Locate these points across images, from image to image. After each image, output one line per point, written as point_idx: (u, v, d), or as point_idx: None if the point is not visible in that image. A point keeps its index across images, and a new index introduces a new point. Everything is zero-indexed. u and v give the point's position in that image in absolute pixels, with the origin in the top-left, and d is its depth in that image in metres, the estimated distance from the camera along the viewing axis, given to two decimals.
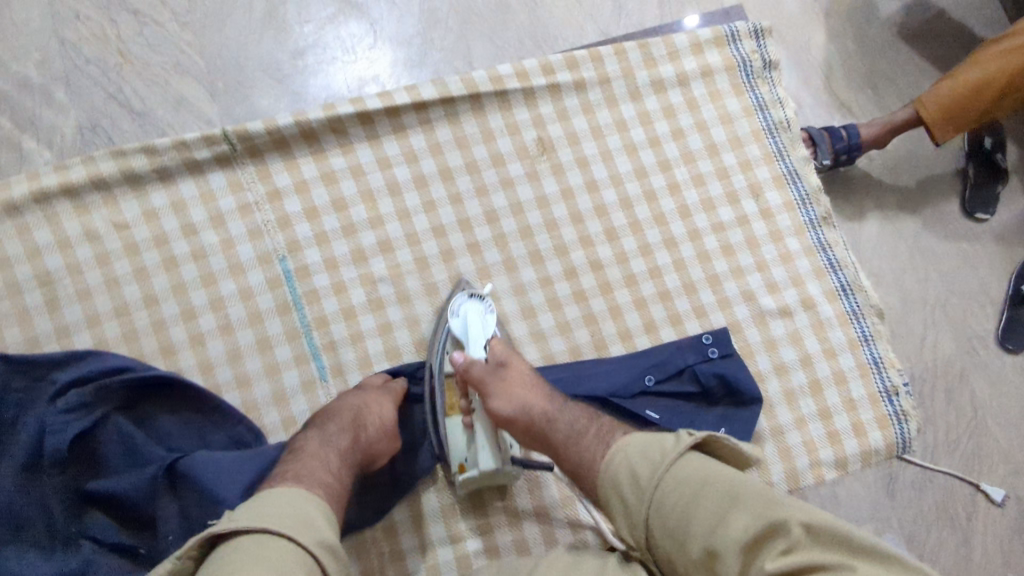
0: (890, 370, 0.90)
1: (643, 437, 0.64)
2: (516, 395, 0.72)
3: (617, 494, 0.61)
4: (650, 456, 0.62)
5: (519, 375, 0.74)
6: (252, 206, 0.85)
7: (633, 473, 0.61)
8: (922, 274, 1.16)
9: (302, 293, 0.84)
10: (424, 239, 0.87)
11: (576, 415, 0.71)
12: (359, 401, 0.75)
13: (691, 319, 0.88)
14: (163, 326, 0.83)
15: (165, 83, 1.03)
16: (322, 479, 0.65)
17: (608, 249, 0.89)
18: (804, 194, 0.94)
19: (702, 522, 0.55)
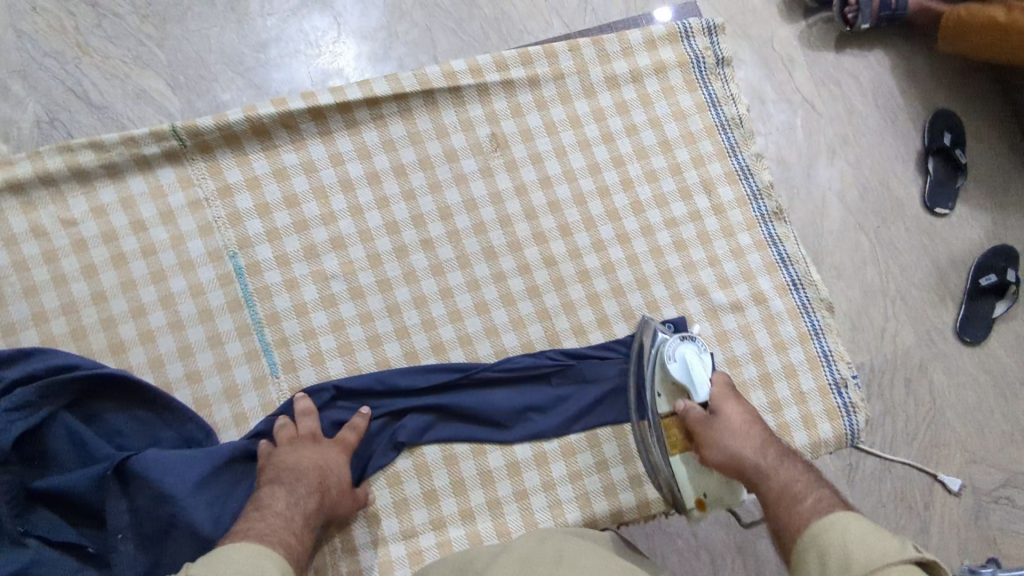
0: (840, 363, 0.91)
1: (867, 528, 0.61)
2: (736, 443, 0.73)
3: (818, 557, 0.61)
4: (874, 547, 0.58)
5: (738, 415, 0.76)
6: (203, 201, 0.85)
7: (843, 559, 0.58)
8: (885, 269, 1.18)
9: (253, 289, 0.84)
10: (377, 235, 0.87)
11: (775, 457, 0.73)
12: (323, 458, 0.75)
13: (645, 313, 0.88)
14: (111, 322, 0.82)
15: (123, 76, 1.02)
16: (285, 538, 0.67)
17: (563, 245, 0.89)
18: (756, 190, 0.95)
19: None
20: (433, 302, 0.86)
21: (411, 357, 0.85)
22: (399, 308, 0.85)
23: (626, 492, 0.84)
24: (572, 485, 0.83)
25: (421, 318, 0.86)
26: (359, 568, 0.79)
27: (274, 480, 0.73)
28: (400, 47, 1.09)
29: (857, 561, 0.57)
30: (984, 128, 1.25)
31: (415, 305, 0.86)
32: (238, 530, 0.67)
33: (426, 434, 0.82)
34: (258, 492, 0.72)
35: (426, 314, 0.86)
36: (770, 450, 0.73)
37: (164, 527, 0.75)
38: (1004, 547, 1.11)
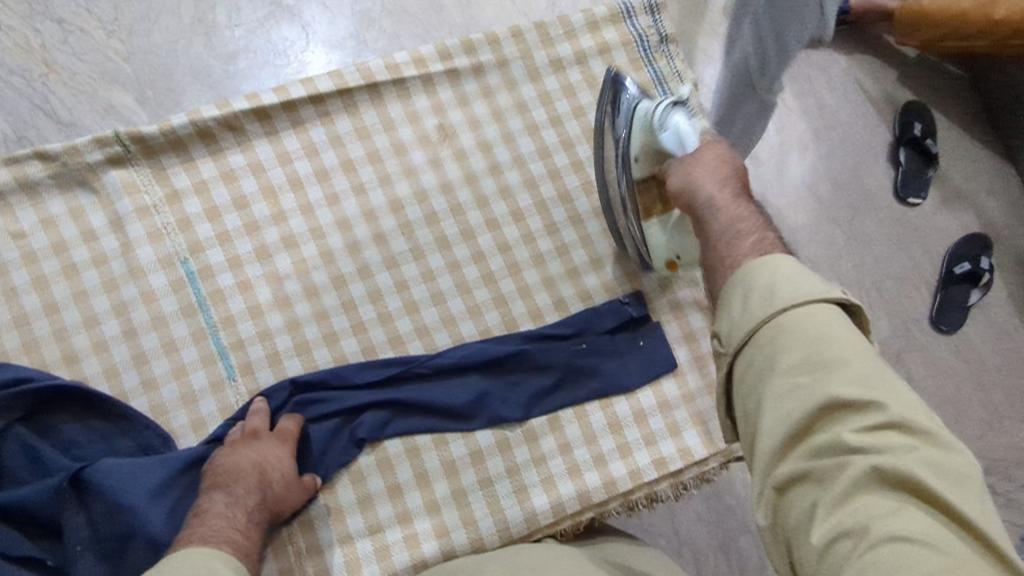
0: None
1: (788, 267, 0.55)
2: (705, 171, 0.69)
3: (743, 290, 0.56)
4: (800, 287, 0.54)
5: (715, 156, 0.70)
6: (150, 207, 0.85)
7: (771, 288, 0.55)
8: (857, 260, 1.18)
9: (206, 293, 0.84)
10: (329, 232, 0.87)
11: (742, 200, 0.67)
12: (259, 455, 0.74)
13: (601, 295, 0.89)
14: (64, 334, 0.81)
15: (91, 92, 1.02)
16: (229, 538, 0.68)
17: (515, 230, 0.90)
18: None
19: (792, 360, 0.52)
20: (389, 295, 0.86)
21: (368, 352, 0.85)
22: (354, 305, 0.86)
23: (590, 473, 0.84)
24: (536, 469, 0.83)
25: (376, 312, 0.86)
26: (326, 568, 0.78)
27: (213, 481, 0.73)
28: (368, 54, 1.09)
29: (798, 310, 0.53)
30: (955, 118, 1.26)
31: (370, 299, 0.86)
32: (183, 535, 0.68)
33: (386, 429, 0.81)
34: (201, 497, 0.73)
35: (382, 308, 0.86)
36: (720, 195, 0.67)
37: (122, 537, 0.74)
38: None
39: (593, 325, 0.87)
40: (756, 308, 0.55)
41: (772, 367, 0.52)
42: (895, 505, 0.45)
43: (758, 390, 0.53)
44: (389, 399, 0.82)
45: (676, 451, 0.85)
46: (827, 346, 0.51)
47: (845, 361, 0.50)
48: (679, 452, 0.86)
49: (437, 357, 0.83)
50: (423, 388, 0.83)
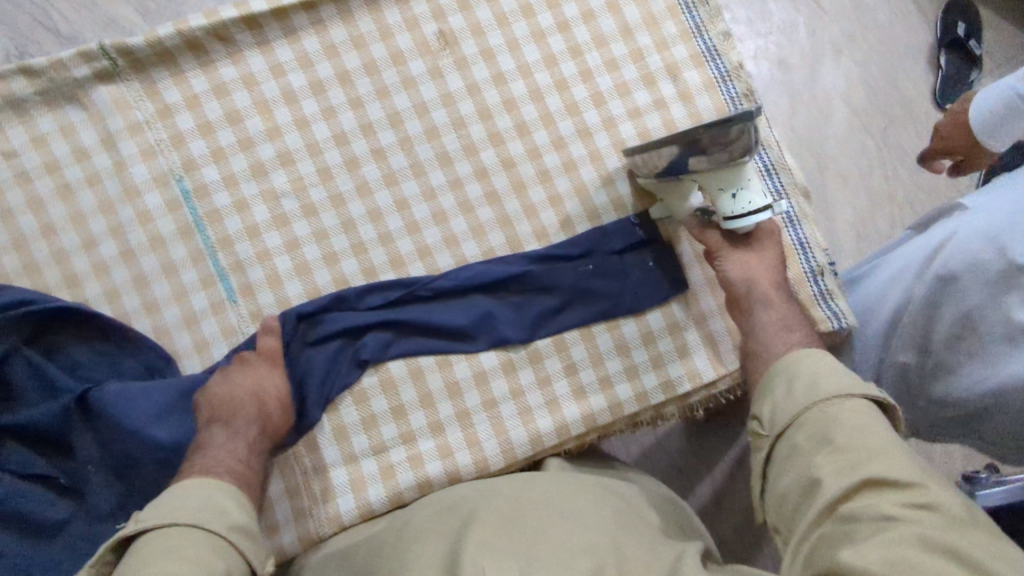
0: (816, 251, 0.87)
1: (830, 364, 0.65)
2: (750, 267, 0.77)
3: (788, 381, 0.65)
4: (837, 380, 0.62)
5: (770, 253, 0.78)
6: (142, 124, 0.82)
7: (813, 376, 0.63)
8: (890, 171, 1.19)
9: (203, 213, 0.82)
10: (326, 148, 0.84)
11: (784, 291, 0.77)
12: (252, 383, 0.75)
13: (610, 213, 0.85)
14: (62, 255, 0.80)
15: (90, 4, 0.99)
16: (232, 468, 0.69)
17: (521, 145, 0.85)
18: (725, 72, 0.89)
19: (840, 435, 0.57)
20: (389, 214, 0.84)
21: (369, 273, 0.83)
22: (354, 224, 0.83)
23: (596, 396, 0.82)
24: (541, 391, 0.82)
25: (377, 232, 0.83)
26: (331, 487, 0.79)
27: (211, 416, 0.73)
28: None
29: (851, 398, 0.60)
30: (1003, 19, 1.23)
31: (370, 219, 0.83)
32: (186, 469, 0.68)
33: (388, 351, 0.81)
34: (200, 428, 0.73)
35: (382, 228, 0.83)
36: (764, 285, 0.76)
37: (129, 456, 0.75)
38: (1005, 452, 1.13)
39: (602, 247, 0.84)
40: (799, 398, 0.62)
41: (815, 446, 0.58)
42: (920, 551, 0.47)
43: (802, 463, 0.58)
44: (391, 321, 0.81)
45: (685, 373, 0.83)
46: (870, 436, 0.56)
47: (877, 432, 0.57)
48: (687, 374, 0.83)
49: (438, 279, 0.82)
50: (424, 309, 0.81)
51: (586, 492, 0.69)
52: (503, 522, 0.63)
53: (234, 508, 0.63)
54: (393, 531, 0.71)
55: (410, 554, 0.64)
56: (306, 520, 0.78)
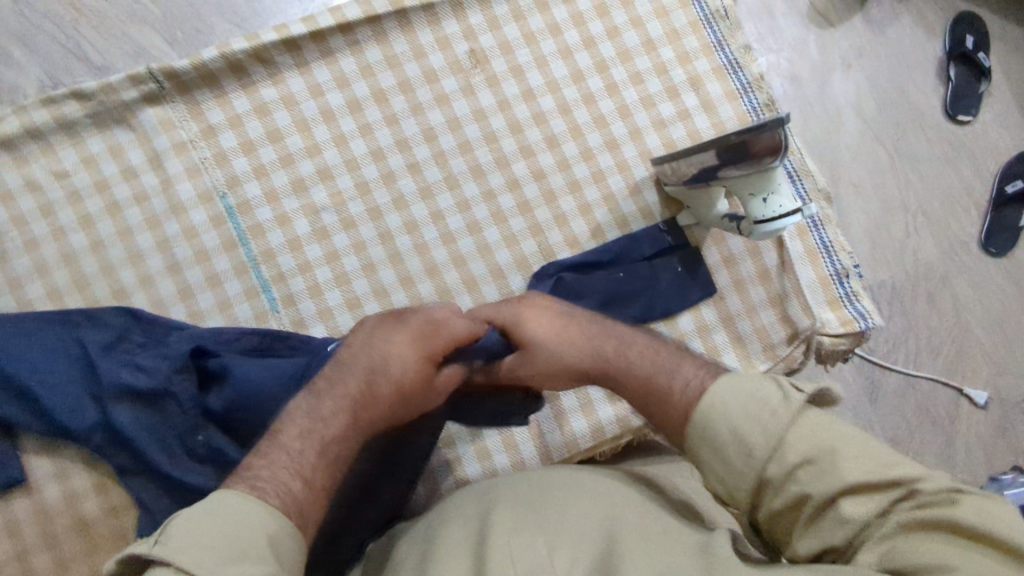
0: (841, 254, 0.88)
1: (734, 387, 0.56)
2: (546, 330, 0.68)
3: (715, 452, 0.55)
4: (757, 419, 0.53)
5: (535, 318, 0.69)
6: (187, 143, 0.85)
7: (733, 432, 0.54)
8: (905, 180, 1.21)
9: (246, 228, 0.85)
10: (363, 162, 0.87)
11: (597, 329, 0.68)
12: (382, 353, 0.65)
13: (638, 221, 0.88)
14: (110, 269, 0.83)
15: (122, 35, 1.02)
16: (286, 480, 0.53)
17: (550, 157, 0.88)
18: (746, 84, 0.92)
19: (813, 488, 0.50)
20: (424, 226, 0.86)
21: (406, 282, 0.85)
22: (391, 236, 0.86)
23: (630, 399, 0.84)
24: (576, 395, 0.84)
25: (413, 243, 0.86)
26: None
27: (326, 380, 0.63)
28: None
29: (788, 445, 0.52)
30: (1010, 30, 1.26)
31: (406, 230, 0.86)
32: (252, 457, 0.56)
33: None
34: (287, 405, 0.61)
35: (419, 239, 0.86)
36: (605, 333, 0.67)
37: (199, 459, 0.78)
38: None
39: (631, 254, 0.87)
40: (736, 484, 0.54)
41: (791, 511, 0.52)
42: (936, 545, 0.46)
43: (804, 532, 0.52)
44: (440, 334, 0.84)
45: None
46: (835, 461, 0.50)
47: (837, 449, 0.51)
48: None
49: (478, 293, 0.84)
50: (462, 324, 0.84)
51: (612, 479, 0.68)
52: (524, 506, 0.63)
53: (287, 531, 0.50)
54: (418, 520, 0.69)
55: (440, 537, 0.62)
56: None
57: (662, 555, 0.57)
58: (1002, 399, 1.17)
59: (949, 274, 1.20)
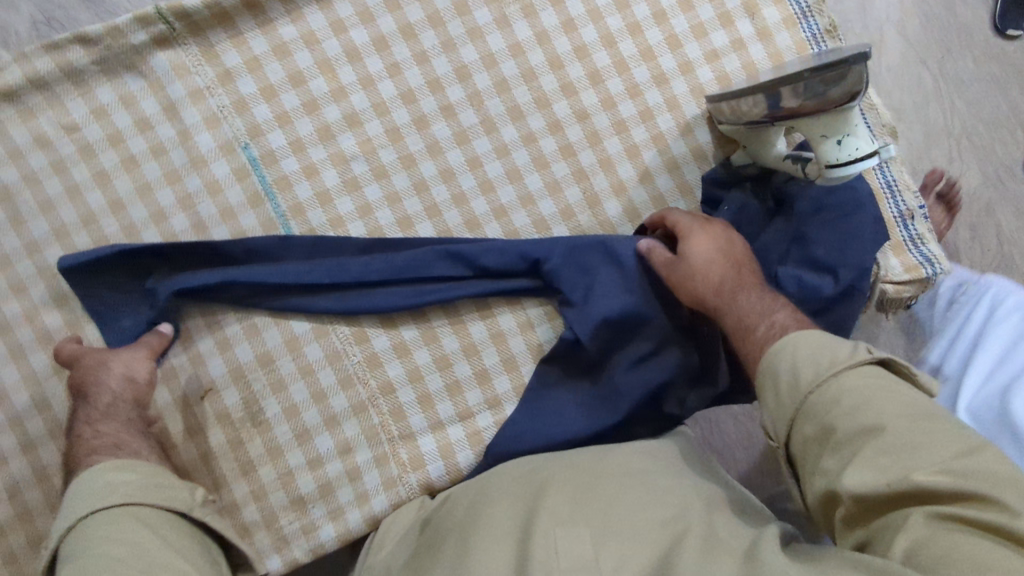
0: (905, 194, 0.84)
1: (885, 396, 0.54)
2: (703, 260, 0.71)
3: (828, 404, 0.56)
4: (880, 401, 0.54)
5: (700, 253, 0.71)
6: (203, 90, 0.79)
7: (839, 393, 0.56)
8: (948, 103, 1.15)
9: (272, 181, 0.79)
10: (393, 106, 0.80)
11: (734, 273, 0.70)
12: (107, 364, 0.73)
13: (689, 162, 0.82)
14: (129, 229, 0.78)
15: None
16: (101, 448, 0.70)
17: (594, 95, 0.82)
18: (804, 7, 0.84)
19: (847, 438, 0.54)
20: (461, 174, 0.81)
21: (445, 236, 0.81)
22: (426, 186, 0.80)
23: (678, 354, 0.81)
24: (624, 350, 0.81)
25: (450, 193, 0.81)
26: (420, 454, 0.79)
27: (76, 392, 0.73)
28: None
29: (804, 375, 0.58)
30: None
31: (442, 179, 0.81)
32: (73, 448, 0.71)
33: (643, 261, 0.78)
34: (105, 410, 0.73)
35: (456, 188, 0.81)
36: (739, 277, 0.70)
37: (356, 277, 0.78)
38: None
39: (681, 201, 0.82)
40: (829, 437, 0.55)
41: (823, 438, 0.55)
42: (963, 540, 0.47)
43: (831, 458, 0.54)
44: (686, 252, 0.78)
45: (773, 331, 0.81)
46: (870, 407, 0.54)
47: (873, 401, 0.54)
48: None
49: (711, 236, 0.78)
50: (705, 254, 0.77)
51: (658, 469, 0.71)
52: (576, 501, 0.65)
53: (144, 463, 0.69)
54: (467, 497, 0.72)
55: (484, 518, 0.66)
56: (396, 488, 0.79)
57: (702, 557, 0.58)
58: None
59: (993, 202, 1.15)
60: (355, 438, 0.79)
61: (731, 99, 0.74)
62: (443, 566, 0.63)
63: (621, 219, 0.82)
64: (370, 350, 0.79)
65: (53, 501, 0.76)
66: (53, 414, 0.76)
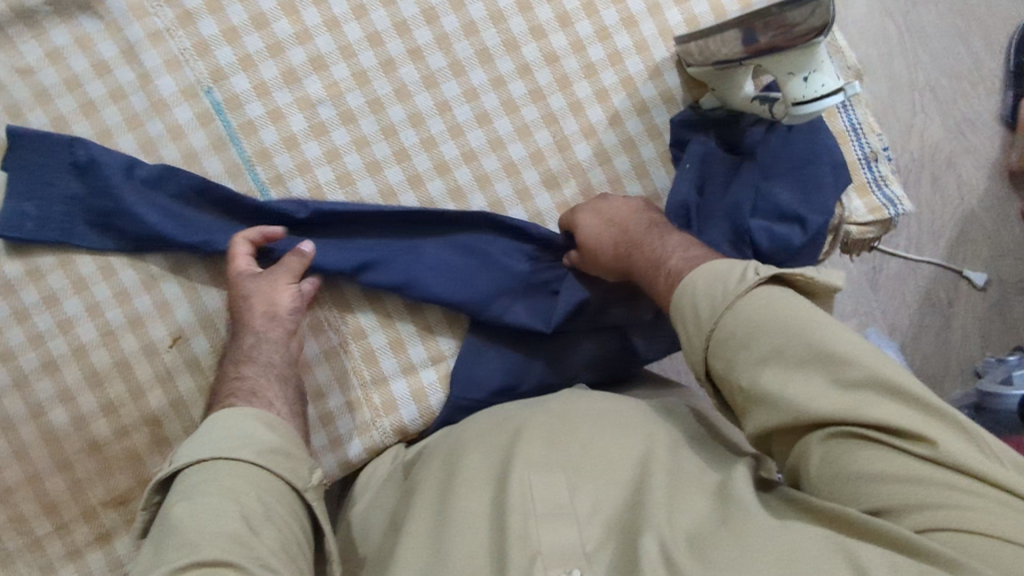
0: (870, 136, 0.85)
1: (781, 314, 0.57)
2: (609, 222, 0.74)
3: (731, 345, 0.58)
4: (789, 325, 0.56)
5: (595, 227, 0.74)
6: (163, 32, 0.77)
7: (743, 339, 0.58)
8: (914, 57, 1.19)
9: (237, 125, 0.78)
10: (359, 49, 0.79)
11: (643, 228, 0.72)
12: None
13: (659, 105, 0.83)
14: (87, 171, 0.75)
15: None
16: None
17: (563, 38, 0.81)
18: None
19: (761, 366, 0.56)
20: (430, 118, 0.80)
21: (415, 181, 0.80)
22: (395, 130, 0.80)
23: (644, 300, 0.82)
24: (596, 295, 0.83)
25: (419, 137, 0.80)
26: (393, 400, 0.80)
27: None
28: None
29: (707, 301, 0.61)
30: None
31: (411, 124, 0.80)
32: None
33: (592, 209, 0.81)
34: None
35: (425, 132, 0.80)
36: (640, 228, 0.72)
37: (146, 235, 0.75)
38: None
39: (651, 145, 0.83)
40: (742, 366, 0.57)
41: (733, 367, 0.58)
42: (881, 459, 0.52)
43: (750, 377, 0.57)
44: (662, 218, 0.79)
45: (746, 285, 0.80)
46: (780, 332, 0.56)
47: (790, 326, 0.56)
48: None
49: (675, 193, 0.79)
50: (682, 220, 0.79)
51: (631, 406, 0.72)
52: (549, 442, 0.66)
53: (279, 420, 0.67)
54: (444, 443, 0.73)
55: (463, 464, 0.67)
56: (370, 433, 0.80)
57: (677, 509, 0.59)
58: (1000, 279, 1.21)
59: (956, 154, 1.20)
60: (327, 384, 0.79)
61: (702, 38, 0.74)
62: (423, 509, 0.65)
63: (591, 162, 0.82)
64: (341, 297, 0.79)
65: (19, 454, 0.75)
66: (16, 364, 0.74)
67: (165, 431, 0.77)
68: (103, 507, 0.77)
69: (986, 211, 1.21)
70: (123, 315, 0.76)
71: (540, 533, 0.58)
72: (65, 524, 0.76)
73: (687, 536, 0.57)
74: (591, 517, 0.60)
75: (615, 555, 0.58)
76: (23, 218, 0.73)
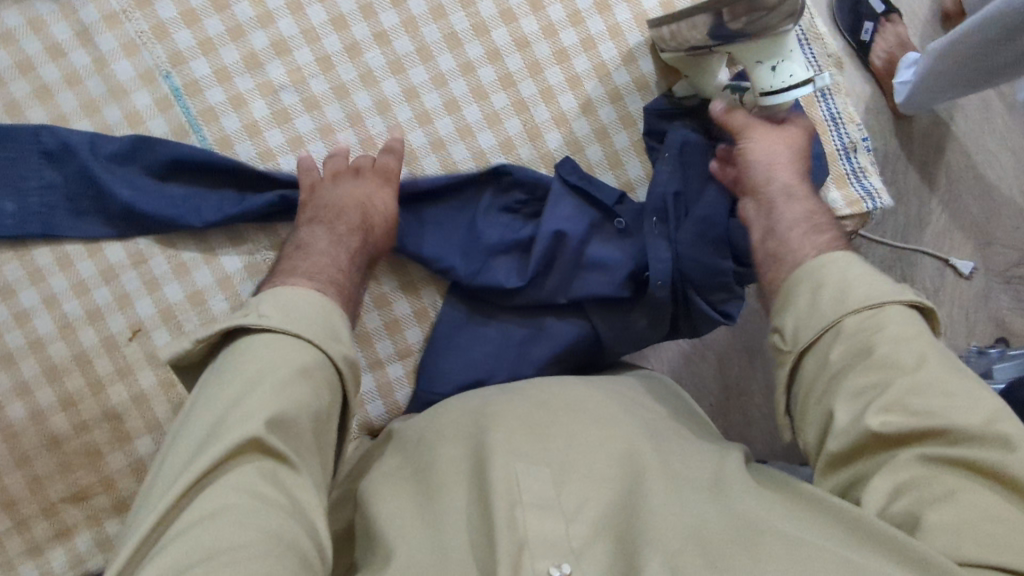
0: (849, 127, 0.84)
1: (906, 330, 0.55)
2: (774, 156, 0.72)
3: (853, 339, 0.56)
4: (909, 336, 0.55)
5: (766, 148, 0.72)
6: (119, 14, 0.74)
7: (872, 334, 0.56)
8: None
9: (197, 112, 0.75)
10: (323, 32, 0.77)
11: (792, 181, 0.72)
12: None
13: (633, 93, 0.81)
14: (59, 159, 0.73)
15: None
16: None
17: (535, 22, 0.79)
18: None
19: (874, 362, 0.54)
20: (398, 105, 0.78)
21: None
22: (361, 117, 0.77)
23: None
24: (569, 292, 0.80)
25: (386, 125, 0.78)
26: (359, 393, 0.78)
27: None
28: None
29: (855, 292, 0.58)
30: None
31: (377, 110, 0.78)
32: None
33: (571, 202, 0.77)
34: None
35: (392, 119, 0.78)
36: (789, 187, 0.71)
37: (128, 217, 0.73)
38: (1010, 325, 1.19)
39: (625, 134, 0.81)
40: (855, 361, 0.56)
41: (849, 361, 0.56)
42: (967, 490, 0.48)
43: (848, 387, 0.55)
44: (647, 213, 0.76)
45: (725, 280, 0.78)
46: (908, 346, 0.54)
47: (908, 339, 0.54)
48: None
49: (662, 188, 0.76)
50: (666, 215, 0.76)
51: (611, 398, 0.69)
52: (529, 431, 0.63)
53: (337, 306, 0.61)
54: (417, 431, 0.70)
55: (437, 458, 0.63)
56: None
57: (671, 497, 0.56)
58: (986, 269, 1.19)
59: (941, 140, 1.19)
60: None
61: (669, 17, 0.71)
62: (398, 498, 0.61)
63: (563, 152, 0.80)
64: None
65: None
66: None
67: (125, 426, 0.75)
68: (64, 503, 0.75)
69: (971, 201, 1.19)
70: (80, 307, 0.74)
71: (528, 525, 0.54)
72: (25, 521, 0.74)
73: (681, 534, 0.53)
74: (579, 512, 0.56)
75: (606, 554, 0.54)
76: (3, 217, 0.71)
